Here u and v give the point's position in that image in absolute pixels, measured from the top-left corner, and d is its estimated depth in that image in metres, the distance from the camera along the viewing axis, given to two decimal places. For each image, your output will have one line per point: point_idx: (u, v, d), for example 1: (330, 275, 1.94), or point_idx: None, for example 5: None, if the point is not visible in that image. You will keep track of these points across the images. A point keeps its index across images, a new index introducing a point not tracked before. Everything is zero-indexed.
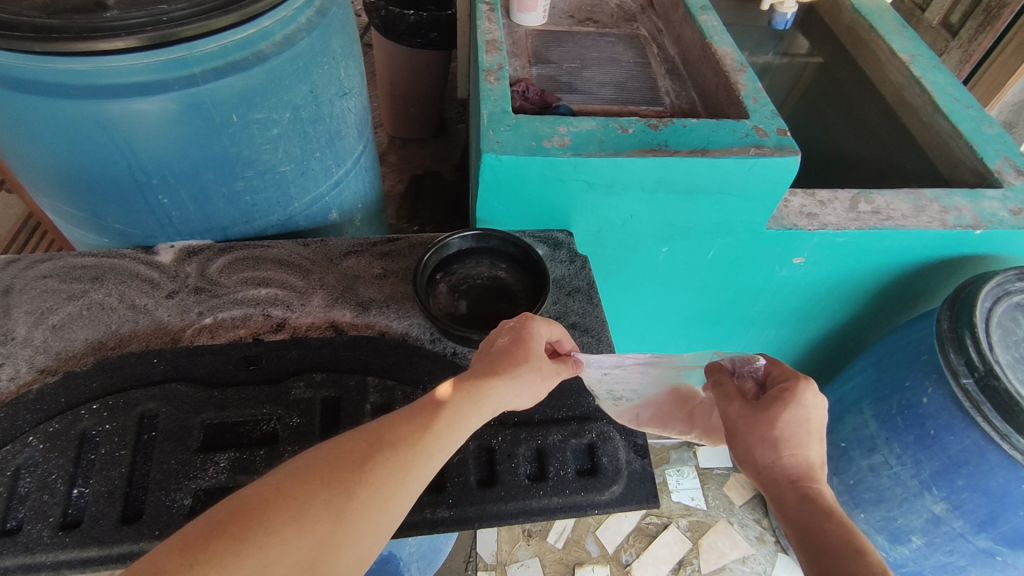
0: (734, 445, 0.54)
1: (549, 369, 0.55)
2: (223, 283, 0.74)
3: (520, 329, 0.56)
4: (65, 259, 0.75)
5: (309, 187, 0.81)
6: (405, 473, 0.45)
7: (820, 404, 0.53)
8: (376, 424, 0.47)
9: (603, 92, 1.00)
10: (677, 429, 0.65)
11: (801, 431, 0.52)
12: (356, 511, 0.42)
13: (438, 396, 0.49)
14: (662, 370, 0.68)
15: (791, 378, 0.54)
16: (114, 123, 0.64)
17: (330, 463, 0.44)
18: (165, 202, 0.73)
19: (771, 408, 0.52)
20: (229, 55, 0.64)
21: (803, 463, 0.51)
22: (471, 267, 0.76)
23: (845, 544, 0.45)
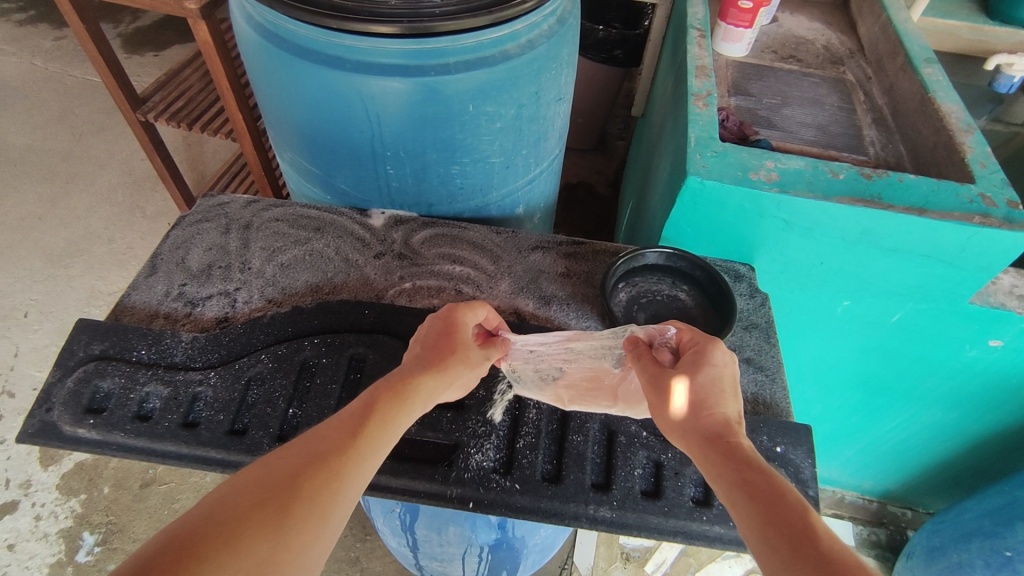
0: (657, 414, 0.53)
1: (477, 358, 0.59)
2: (423, 254, 0.80)
3: (445, 321, 0.59)
4: (294, 208, 0.84)
5: (509, 180, 0.86)
6: (342, 479, 0.48)
7: (729, 360, 0.54)
8: (304, 441, 0.49)
9: (803, 133, 0.98)
10: (604, 403, 0.61)
11: (721, 390, 0.52)
12: (291, 523, 0.45)
13: (367, 402, 0.52)
14: (587, 351, 0.64)
15: (701, 343, 0.55)
16: (370, 99, 0.71)
17: (262, 483, 0.47)
18: (390, 174, 0.79)
19: (685, 372, 0.52)
20: (481, 50, 0.70)
21: (723, 419, 0.50)
22: (653, 282, 0.77)
23: (773, 494, 0.45)
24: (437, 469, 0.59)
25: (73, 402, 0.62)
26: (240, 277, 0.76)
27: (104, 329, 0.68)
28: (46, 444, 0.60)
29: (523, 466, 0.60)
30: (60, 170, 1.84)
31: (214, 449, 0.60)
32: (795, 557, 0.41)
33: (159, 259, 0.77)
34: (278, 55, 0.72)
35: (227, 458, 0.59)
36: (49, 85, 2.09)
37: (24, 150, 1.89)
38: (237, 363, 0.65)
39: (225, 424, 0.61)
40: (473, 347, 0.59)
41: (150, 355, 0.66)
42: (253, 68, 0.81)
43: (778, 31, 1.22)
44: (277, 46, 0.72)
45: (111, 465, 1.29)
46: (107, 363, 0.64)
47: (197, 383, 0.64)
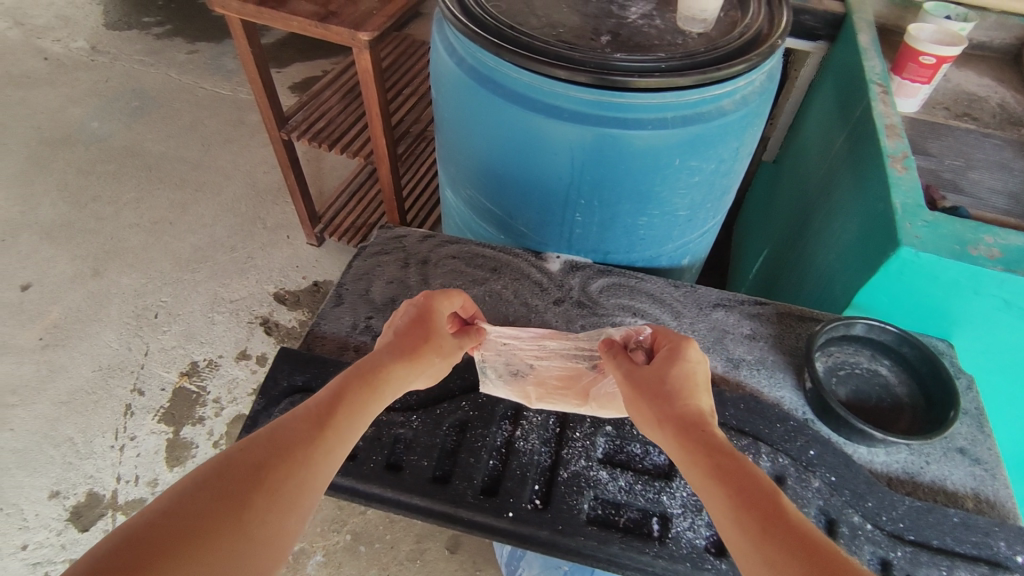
0: (636, 407, 0.55)
1: (449, 348, 0.61)
2: (602, 304, 0.78)
3: (420, 309, 0.61)
4: (470, 245, 0.84)
5: (688, 232, 0.84)
6: (309, 467, 0.49)
7: (702, 359, 0.57)
8: (267, 431, 0.50)
9: (994, 200, 0.92)
10: (573, 401, 0.64)
11: (696, 386, 0.55)
12: (254, 514, 0.45)
13: (335, 392, 0.53)
14: (559, 350, 0.67)
15: (675, 343, 0.58)
16: (579, 148, 0.70)
17: (225, 474, 0.46)
18: (577, 220, 0.78)
19: (661, 368, 0.55)
20: (700, 106, 0.68)
21: (698, 411, 0.52)
22: (849, 353, 0.72)
23: (743, 478, 0.47)
24: (648, 541, 0.57)
25: None
26: None
27: (304, 359, 0.69)
28: None
29: None
30: (190, 179, 1.93)
31: (418, 496, 0.59)
32: (769, 542, 0.43)
33: (344, 289, 0.78)
34: (488, 98, 0.72)
35: (431, 506, 0.59)
36: (182, 96, 2.21)
37: (158, 156, 2.00)
38: (437, 408, 0.65)
39: (428, 471, 0.61)
40: (446, 337, 0.61)
41: None
42: (445, 104, 0.82)
43: (947, 87, 1.16)
44: (488, 91, 0.72)
45: None
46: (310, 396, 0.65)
47: (398, 424, 0.64)
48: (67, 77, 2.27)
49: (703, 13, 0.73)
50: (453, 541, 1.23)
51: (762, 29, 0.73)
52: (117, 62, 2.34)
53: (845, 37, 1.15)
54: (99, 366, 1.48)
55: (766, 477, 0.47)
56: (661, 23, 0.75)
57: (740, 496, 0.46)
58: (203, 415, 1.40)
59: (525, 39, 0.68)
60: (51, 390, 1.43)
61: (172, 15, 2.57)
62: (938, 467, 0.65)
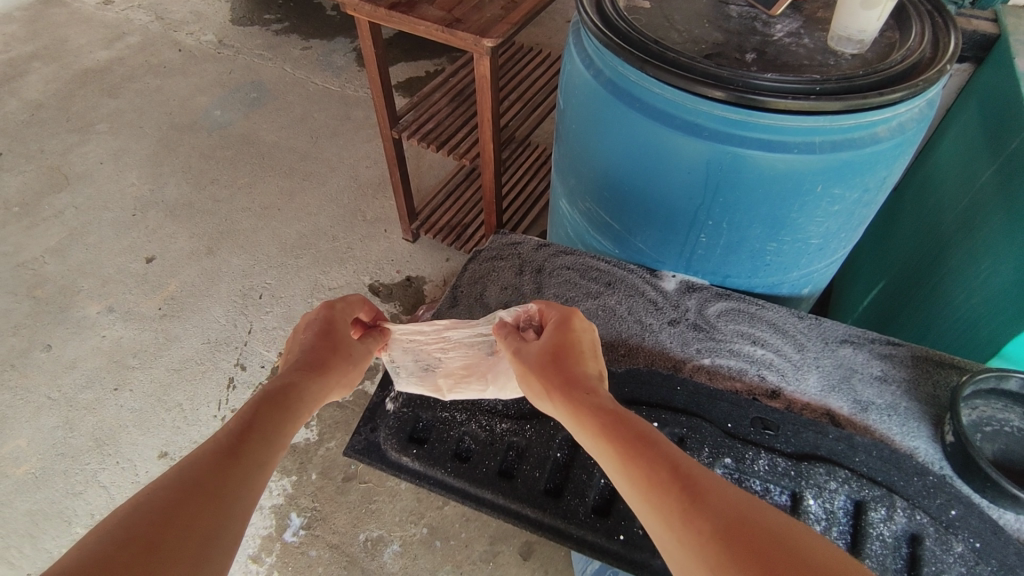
0: (536, 393, 0.57)
1: (360, 354, 0.64)
2: (720, 329, 0.76)
3: (326, 323, 0.63)
4: (584, 257, 0.84)
5: (816, 261, 0.80)
6: (233, 490, 0.46)
7: (588, 330, 0.61)
8: (172, 472, 0.45)
9: None
10: (477, 387, 0.66)
11: (584, 354, 0.57)
12: (170, 556, 0.40)
13: (246, 417, 0.52)
14: (464, 340, 0.69)
15: (558, 318, 0.61)
16: (714, 167, 0.68)
17: (137, 523, 0.41)
18: (701, 240, 0.76)
19: (543, 342, 0.59)
20: (853, 131, 0.65)
21: (584, 374, 0.55)
22: (997, 408, 0.66)
23: (639, 434, 0.47)
24: None
25: (398, 428, 0.65)
26: None
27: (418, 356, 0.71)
28: (370, 462, 0.64)
29: None
30: (299, 169, 2.03)
31: (530, 506, 0.59)
32: (689, 500, 0.42)
33: (459, 292, 0.80)
34: (623, 112, 0.72)
35: (543, 519, 0.59)
36: (296, 90, 2.33)
37: (271, 145, 2.12)
38: (551, 420, 0.65)
39: (540, 482, 0.61)
40: (353, 345, 0.63)
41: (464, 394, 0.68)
42: (573, 115, 0.81)
43: None
44: (624, 104, 0.71)
45: (319, 453, 1.37)
46: (427, 396, 0.68)
47: (511, 432, 0.64)
48: (196, 67, 2.45)
49: (862, 33, 0.69)
50: (526, 547, 1.23)
51: (926, 53, 0.68)
52: (240, 55, 2.50)
53: (998, 61, 1.06)
54: (208, 339, 1.58)
55: (642, 423, 0.49)
56: (811, 42, 0.71)
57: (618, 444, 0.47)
58: None
59: (670, 54, 0.67)
60: (166, 357, 1.55)
61: (291, 12, 2.72)
62: None
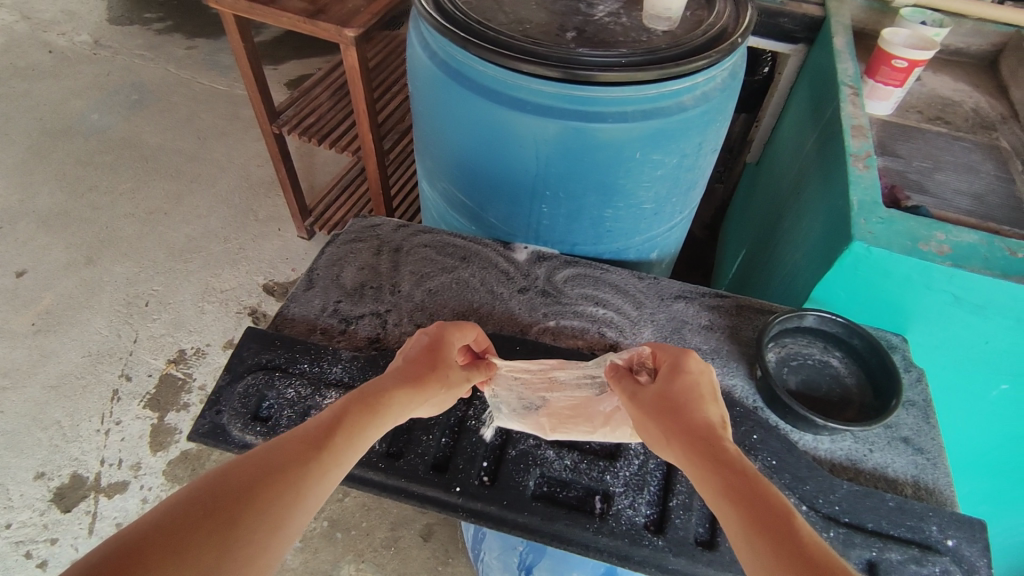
0: (647, 430, 0.54)
1: (457, 379, 0.61)
2: (566, 293, 0.80)
3: (433, 339, 0.61)
4: (441, 235, 0.87)
5: (654, 226, 0.86)
6: (302, 491, 0.49)
7: (705, 368, 0.57)
8: (264, 449, 0.50)
9: (959, 201, 0.93)
10: (585, 429, 0.63)
11: (703, 398, 0.54)
12: (235, 545, 0.45)
13: (335, 417, 0.53)
14: (569, 381, 0.66)
15: (674, 356, 0.58)
16: (542, 139, 0.72)
17: (214, 494, 0.47)
18: (544, 211, 0.81)
19: (665, 386, 0.55)
20: (660, 100, 0.70)
21: (705, 421, 0.52)
22: (803, 344, 0.74)
23: (756, 498, 0.46)
24: (587, 517, 0.59)
25: (243, 408, 0.66)
26: (390, 298, 0.78)
27: (265, 338, 0.71)
28: (214, 445, 0.64)
29: (675, 526, 0.59)
30: (186, 171, 1.96)
31: (371, 470, 0.61)
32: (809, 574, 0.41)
33: (315, 275, 0.81)
34: (457, 90, 0.75)
35: (384, 481, 0.61)
36: (181, 91, 2.24)
37: (155, 148, 2.03)
38: None
39: (382, 447, 0.63)
40: (453, 367, 0.61)
41: (311, 370, 0.68)
42: (420, 98, 0.84)
43: (922, 91, 1.18)
44: (457, 83, 0.74)
45: (212, 458, 1.33)
46: (272, 376, 0.68)
47: None
48: (69, 70, 2.31)
49: (668, 11, 0.75)
50: (427, 529, 1.25)
51: (724, 28, 0.75)
52: (118, 56, 2.37)
53: (822, 41, 1.17)
54: (88, 352, 1.50)
55: (764, 480, 0.47)
56: (627, 21, 0.77)
57: (733, 500, 0.46)
58: (188, 401, 1.43)
59: (491, 33, 0.71)
60: (42, 374, 1.46)
61: (173, 11, 2.61)
62: (881, 455, 0.67)
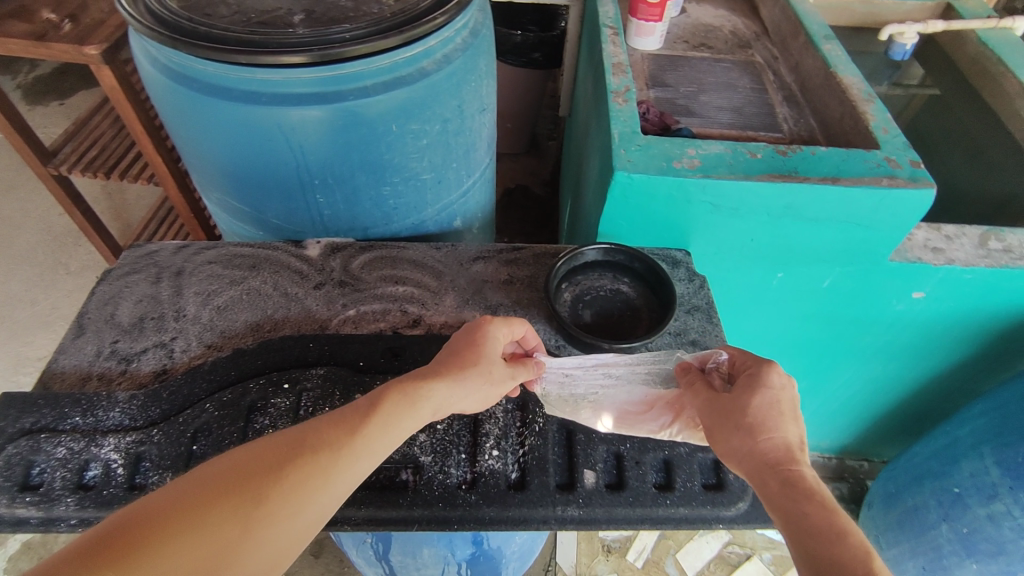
0: (712, 436, 0.55)
1: (497, 374, 0.58)
2: (364, 279, 0.79)
3: (476, 332, 0.58)
4: (227, 248, 0.82)
5: (443, 195, 0.87)
6: (329, 476, 0.47)
7: (788, 384, 0.54)
8: (300, 429, 0.49)
9: (721, 117, 1.02)
10: (651, 427, 0.63)
11: (780, 413, 0.53)
12: (252, 535, 0.44)
13: (370, 404, 0.51)
14: (628, 376, 0.65)
15: (755, 366, 0.56)
16: (290, 130, 0.70)
17: (243, 469, 0.46)
18: (320, 202, 0.79)
19: (739, 395, 0.54)
20: (398, 70, 0.70)
21: (780, 444, 0.51)
22: (595, 278, 0.79)
23: (833, 537, 0.44)
24: (399, 494, 0.59)
25: (7, 482, 0.59)
26: (176, 325, 0.73)
27: (29, 400, 0.64)
28: None
29: (485, 478, 0.61)
30: None
31: None
32: None
33: (87, 319, 0.74)
34: (188, 95, 0.70)
35: None
36: None
37: None
38: (180, 417, 0.63)
39: None
40: (497, 362, 0.58)
41: (85, 423, 0.63)
42: (160, 109, 0.78)
43: (687, 21, 1.27)
44: (185, 87, 0.70)
45: (60, 539, 1.21)
46: (39, 439, 0.61)
47: (139, 443, 0.61)
48: None
49: None
50: (317, 546, 1.22)
51: None
52: None
53: None
54: None
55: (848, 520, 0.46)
56: None
57: (793, 527, 0.47)
58: None
59: (205, 29, 0.67)
60: None
61: None
62: None
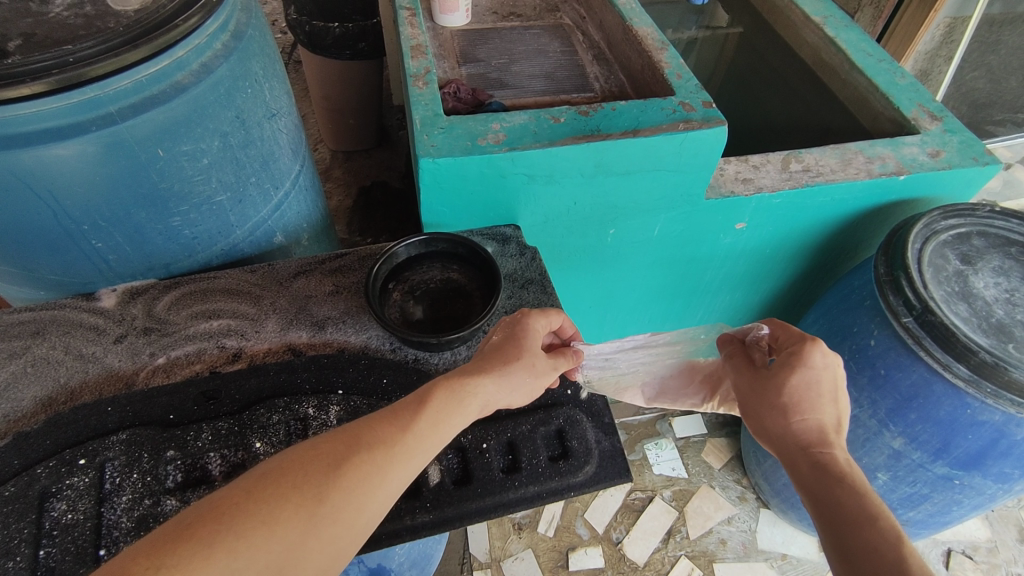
0: (752, 413, 0.62)
1: (542, 366, 0.58)
2: (171, 320, 0.72)
3: (518, 326, 0.59)
4: (0, 317, 0.71)
5: (249, 213, 0.81)
6: (383, 476, 0.47)
7: (831, 365, 0.59)
8: (356, 427, 0.48)
9: (534, 85, 1.02)
10: (690, 396, 0.77)
11: (812, 393, 0.58)
12: (321, 533, 0.43)
13: (422, 401, 0.51)
14: (666, 353, 0.77)
15: (798, 344, 0.60)
16: (31, 174, 0.61)
17: (300, 466, 0.45)
18: (99, 246, 0.71)
19: (779, 374, 0.59)
20: (146, 89, 0.63)
21: (813, 425, 0.58)
22: (424, 272, 0.76)
23: (859, 510, 0.51)
24: None
25: None
26: None
27: None
28: None
29: None
30: None
31: None
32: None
33: None
34: None
35: None
36: None
37: None
38: None
39: None
40: (540, 354, 0.58)
41: None
42: None
43: None
44: None
45: None
46: None
47: None
48: None
49: None
50: None
51: None
52: None
53: None
54: None
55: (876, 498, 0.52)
56: (90, 9, 0.66)
57: (820, 501, 0.54)
58: None
59: None
60: None
61: None
62: None
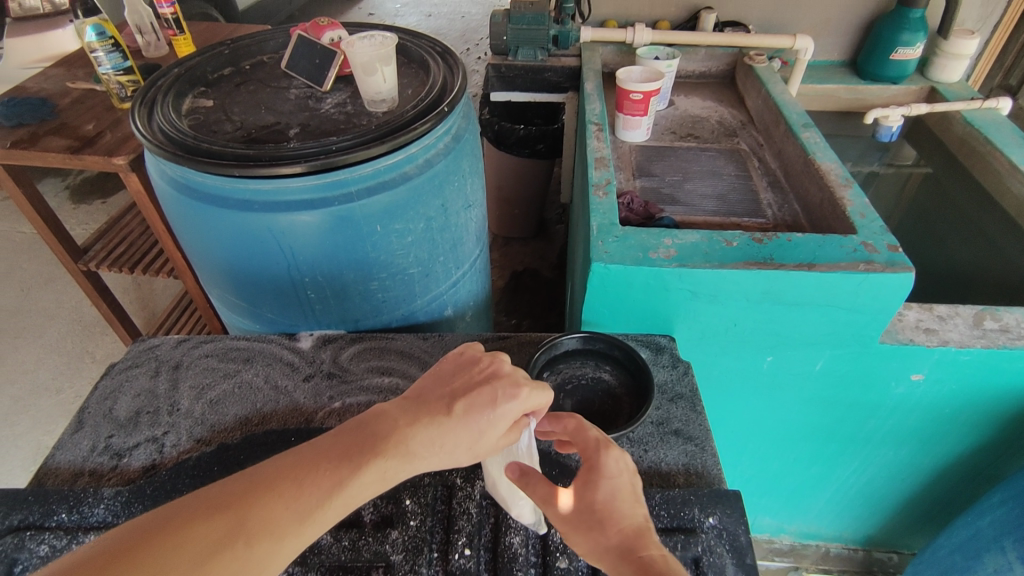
0: (569, 540, 0.51)
1: (490, 449, 0.53)
2: (352, 370, 0.82)
3: (487, 404, 0.51)
4: (224, 341, 0.86)
5: (432, 286, 0.91)
6: (262, 566, 0.44)
7: (623, 458, 0.54)
8: (239, 503, 0.45)
9: (705, 204, 1.05)
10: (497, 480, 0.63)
11: (621, 503, 0.51)
12: None
13: (331, 480, 0.46)
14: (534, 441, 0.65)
15: (592, 453, 0.54)
16: (280, 233, 0.75)
17: (160, 557, 0.41)
18: (311, 297, 0.83)
19: (581, 491, 0.51)
20: (380, 175, 0.75)
21: (630, 528, 0.50)
22: (577, 366, 0.80)
23: None
24: None
25: None
26: (168, 420, 0.75)
27: (22, 497, 0.66)
28: None
29: None
30: None
31: None
32: None
33: (85, 414, 0.76)
34: (191, 203, 0.77)
35: None
36: None
37: None
38: None
39: None
40: (491, 441, 0.52)
41: (70, 520, 0.64)
42: (169, 216, 0.84)
43: (674, 114, 1.33)
44: (188, 196, 0.76)
45: None
46: (24, 537, 0.63)
47: None
48: None
49: (379, 94, 0.81)
50: None
51: (435, 96, 0.82)
52: None
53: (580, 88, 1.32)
54: None
55: None
56: (350, 108, 0.82)
57: None
58: None
59: (206, 144, 0.73)
60: None
61: None
62: (654, 452, 0.71)
